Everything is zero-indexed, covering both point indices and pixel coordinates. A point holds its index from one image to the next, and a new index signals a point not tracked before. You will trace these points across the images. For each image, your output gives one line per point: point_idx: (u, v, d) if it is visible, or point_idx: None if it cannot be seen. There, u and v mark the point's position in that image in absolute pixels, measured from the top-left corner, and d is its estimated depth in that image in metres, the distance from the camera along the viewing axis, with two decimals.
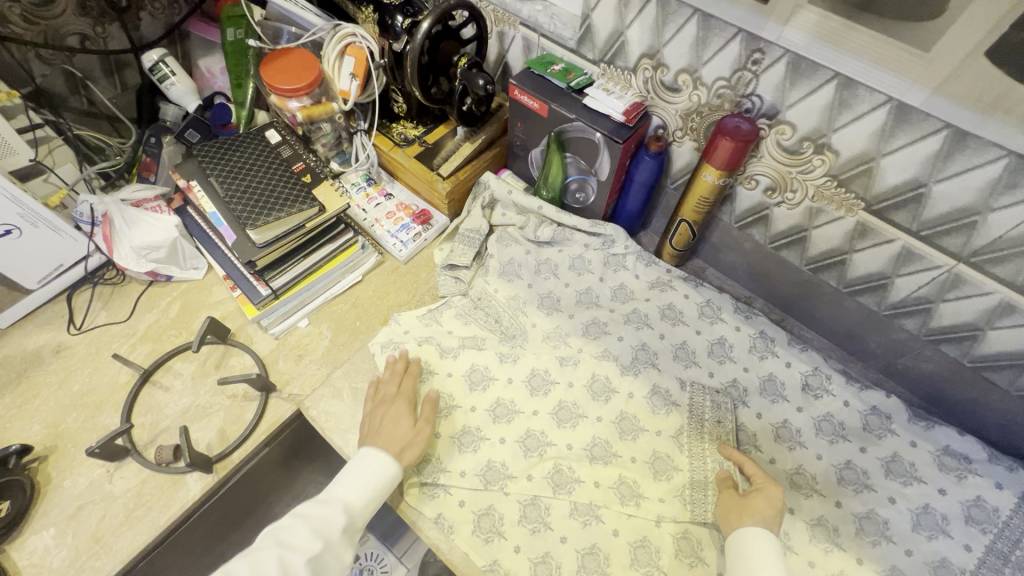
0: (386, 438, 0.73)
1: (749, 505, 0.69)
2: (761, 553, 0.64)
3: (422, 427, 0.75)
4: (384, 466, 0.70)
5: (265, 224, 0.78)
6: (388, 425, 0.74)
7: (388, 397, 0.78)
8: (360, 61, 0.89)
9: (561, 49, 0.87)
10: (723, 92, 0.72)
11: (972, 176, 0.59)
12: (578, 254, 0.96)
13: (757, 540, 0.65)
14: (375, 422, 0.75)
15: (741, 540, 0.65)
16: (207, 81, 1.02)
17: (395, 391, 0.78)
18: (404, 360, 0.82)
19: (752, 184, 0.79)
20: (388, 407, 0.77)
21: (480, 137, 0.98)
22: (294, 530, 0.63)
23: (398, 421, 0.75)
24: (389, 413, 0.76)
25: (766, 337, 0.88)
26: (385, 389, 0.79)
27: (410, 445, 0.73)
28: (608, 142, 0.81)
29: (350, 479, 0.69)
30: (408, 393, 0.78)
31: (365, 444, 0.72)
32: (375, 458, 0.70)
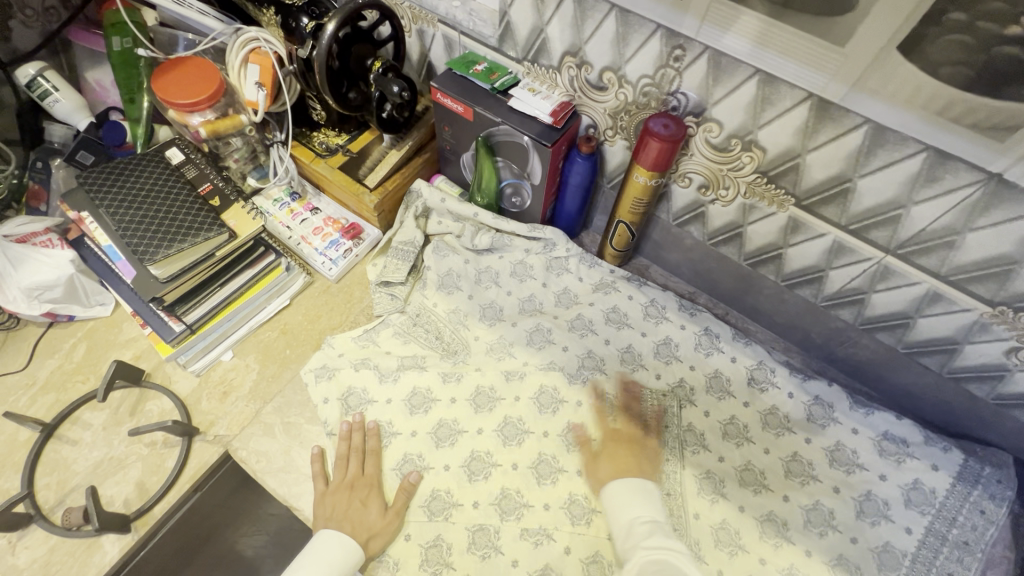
0: (354, 522, 0.69)
1: (603, 461, 0.75)
2: (631, 497, 0.69)
3: (393, 514, 0.71)
4: (351, 553, 0.66)
5: (166, 258, 0.71)
6: (353, 511, 0.70)
7: (352, 475, 0.73)
8: (266, 69, 0.81)
9: (484, 47, 0.82)
10: (648, 89, 0.69)
11: (893, 170, 0.58)
12: (519, 259, 0.92)
13: (628, 487, 0.70)
14: (338, 505, 0.70)
15: (610, 493, 0.70)
16: (99, 95, 0.92)
17: (360, 470, 0.74)
18: (361, 432, 0.77)
19: (686, 182, 0.77)
20: (352, 489, 0.72)
21: (407, 143, 0.92)
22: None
23: (365, 505, 0.71)
24: (355, 496, 0.72)
25: (711, 334, 0.87)
26: (347, 466, 0.74)
27: (381, 532, 0.70)
28: (537, 146, 0.77)
29: (312, 562, 0.64)
30: (373, 474, 0.74)
31: (328, 529, 0.67)
32: (341, 544, 0.66)
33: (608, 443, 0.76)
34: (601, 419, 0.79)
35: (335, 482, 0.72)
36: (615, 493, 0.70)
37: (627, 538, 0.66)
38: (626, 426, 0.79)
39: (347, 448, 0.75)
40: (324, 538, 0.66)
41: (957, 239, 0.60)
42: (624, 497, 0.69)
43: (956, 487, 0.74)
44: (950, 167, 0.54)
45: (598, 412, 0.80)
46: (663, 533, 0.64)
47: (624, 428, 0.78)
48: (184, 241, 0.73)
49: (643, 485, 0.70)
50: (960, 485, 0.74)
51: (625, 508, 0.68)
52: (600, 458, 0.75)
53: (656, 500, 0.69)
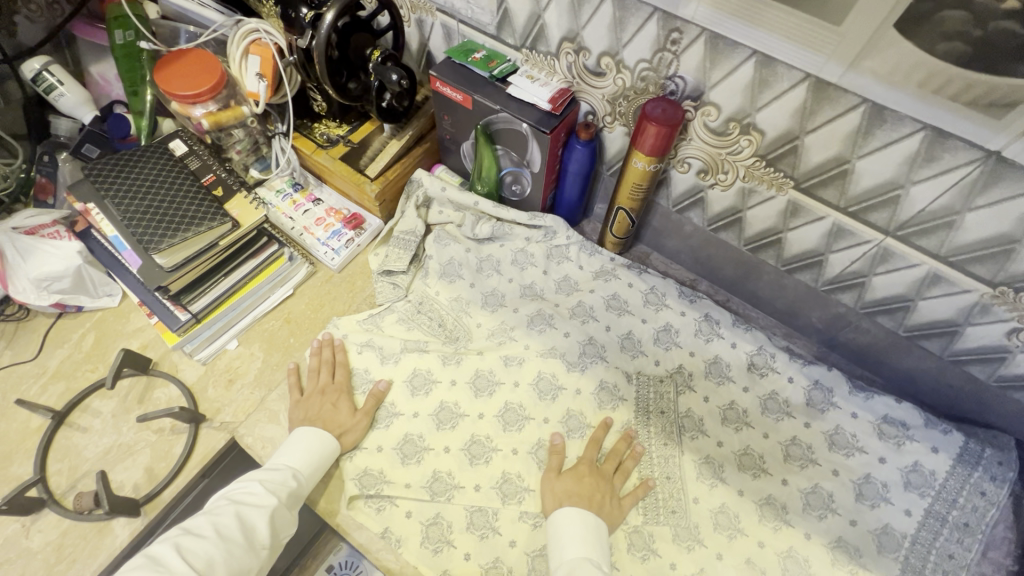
0: (326, 421, 0.75)
1: (579, 485, 0.72)
2: (577, 535, 0.67)
3: (362, 415, 0.77)
4: (327, 443, 0.72)
5: (171, 247, 0.73)
6: (325, 412, 0.75)
7: (322, 382, 0.78)
8: (267, 60, 0.82)
9: (482, 35, 0.82)
10: (646, 74, 0.69)
11: (891, 151, 0.58)
12: (521, 247, 0.93)
13: (580, 523, 0.68)
14: (311, 410, 0.75)
15: (558, 524, 0.68)
16: (103, 87, 0.92)
17: (330, 379, 0.79)
18: (331, 347, 0.82)
19: (685, 167, 0.77)
20: (324, 395, 0.77)
21: (407, 133, 0.93)
22: (250, 489, 0.64)
23: (336, 406, 0.76)
24: (327, 401, 0.77)
25: (711, 320, 0.88)
26: (318, 376, 0.79)
27: (353, 428, 0.75)
28: (536, 132, 0.77)
29: (293, 449, 0.70)
30: (342, 381, 0.79)
31: (303, 427, 0.73)
32: (318, 437, 0.72)
33: (585, 470, 0.74)
34: (592, 445, 0.77)
35: (308, 391, 0.78)
36: (565, 525, 0.68)
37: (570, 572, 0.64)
38: (610, 463, 0.76)
39: (318, 362, 0.80)
40: (299, 434, 0.72)
41: (957, 219, 0.60)
42: (569, 534, 0.67)
43: (957, 470, 0.74)
44: (948, 146, 0.54)
45: (597, 438, 0.77)
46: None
47: (607, 463, 0.76)
48: (189, 230, 0.74)
49: (597, 528, 0.68)
50: (961, 467, 0.74)
51: (565, 543, 0.66)
52: (565, 479, 0.73)
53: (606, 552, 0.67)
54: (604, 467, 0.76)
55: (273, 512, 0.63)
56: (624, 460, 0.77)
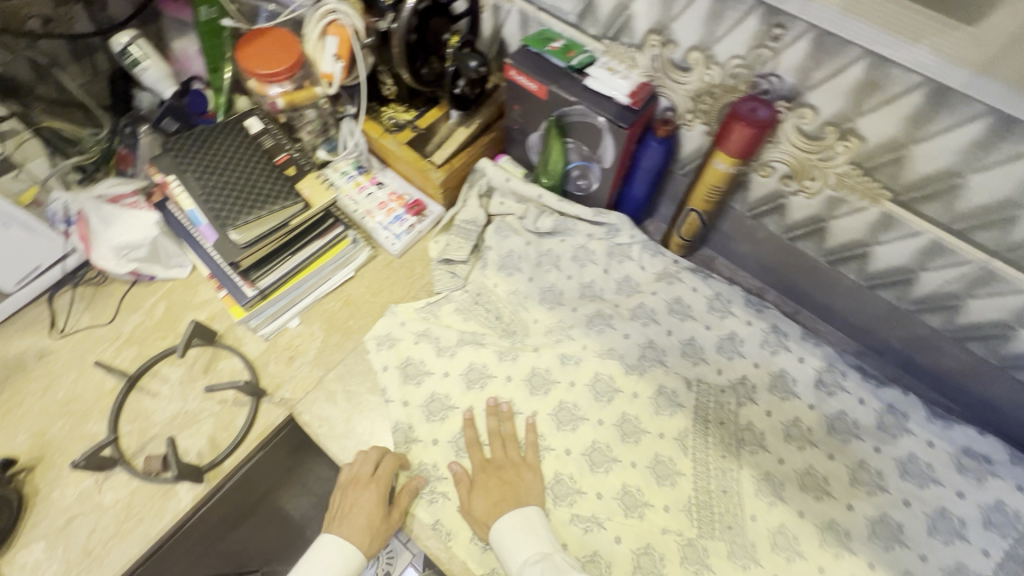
0: (352, 527, 0.70)
1: (478, 495, 0.71)
2: (520, 537, 0.67)
3: (397, 514, 0.71)
4: (349, 556, 0.69)
5: (246, 224, 0.74)
6: (354, 516, 0.70)
7: (359, 474, 0.72)
8: (343, 41, 0.81)
9: (562, 24, 0.80)
10: (738, 71, 0.66)
11: (1014, 166, 0.53)
12: (582, 244, 0.90)
13: (515, 522, 0.68)
14: (342, 507, 0.72)
15: (498, 539, 0.67)
16: (184, 63, 0.94)
17: (369, 470, 0.72)
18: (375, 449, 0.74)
19: (768, 171, 0.73)
20: (355, 491, 0.71)
21: (475, 121, 0.92)
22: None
23: (362, 507, 0.70)
24: (354, 496, 0.71)
25: (778, 332, 0.84)
26: (358, 466, 0.73)
27: (380, 531, 0.70)
28: (613, 127, 0.75)
29: (313, 569, 0.69)
30: (380, 481, 0.71)
31: (330, 536, 0.71)
32: (341, 549, 0.70)
33: (480, 477, 0.73)
34: (474, 446, 0.75)
35: (345, 482, 0.73)
36: (504, 532, 0.67)
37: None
38: (500, 450, 0.75)
39: (366, 454, 0.74)
40: (326, 543, 0.70)
41: None
42: (512, 538, 0.67)
43: None
44: None
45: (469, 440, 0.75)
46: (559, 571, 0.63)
47: (494, 450, 0.75)
48: (264, 208, 0.75)
49: (528, 517, 0.69)
50: None
51: (515, 547, 0.66)
52: (474, 494, 0.72)
53: (546, 533, 0.68)
54: (495, 457, 0.74)
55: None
56: (507, 445, 0.76)
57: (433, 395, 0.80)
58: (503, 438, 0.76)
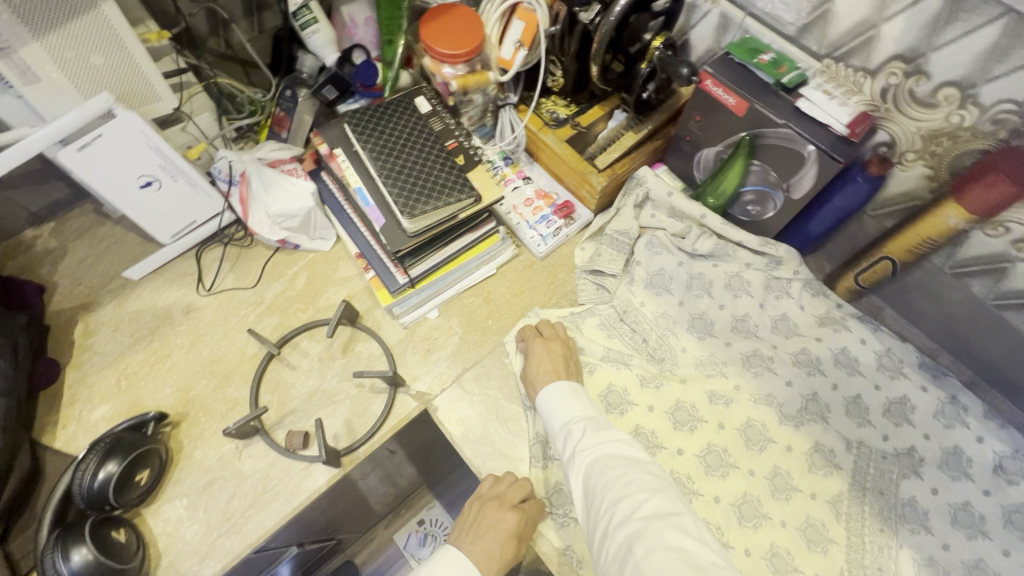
0: (481, 551, 0.66)
1: (535, 364, 0.73)
2: (565, 400, 0.67)
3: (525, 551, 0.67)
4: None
5: (423, 214, 0.69)
6: (486, 542, 0.66)
7: (505, 496, 0.68)
8: (530, 27, 0.77)
9: (773, 35, 0.73)
10: (1004, 117, 0.58)
11: None
12: (736, 272, 0.84)
13: (562, 388, 0.69)
14: (475, 525, 0.68)
15: (543, 400, 0.69)
16: (348, 30, 0.89)
17: (514, 496, 0.68)
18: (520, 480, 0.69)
19: (999, 231, 0.64)
20: (495, 513, 0.66)
21: (646, 127, 0.85)
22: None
23: (500, 535, 0.66)
24: (494, 518, 0.66)
25: (956, 405, 0.76)
26: (502, 488, 0.69)
27: (503, 562, 0.66)
28: (824, 158, 0.68)
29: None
30: (523, 516, 0.67)
31: (455, 552, 0.66)
32: (462, 569, 0.65)
33: (537, 346, 0.74)
34: (529, 326, 0.78)
35: (485, 498, 0.69)
36: (551, 396, 0.68)
37: (564, 436, 0.65)
38: (552, 331, 0.77)
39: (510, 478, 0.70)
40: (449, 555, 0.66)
41: None
42: (557, 401, 0.68)
43: None
44: None
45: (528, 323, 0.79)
46: (601, 429, 0.63)
47: (550, 332, 0.77)
48: (437, 200, 0.70)
49: (573, 385, 0.69)
50: None
51: (561, 411, 0.67)
52: (531, 364, 0.73)
53: (589, 402, 0.68)
54: (552, 338, 0.76)
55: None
56: (556, 325, 0.78)
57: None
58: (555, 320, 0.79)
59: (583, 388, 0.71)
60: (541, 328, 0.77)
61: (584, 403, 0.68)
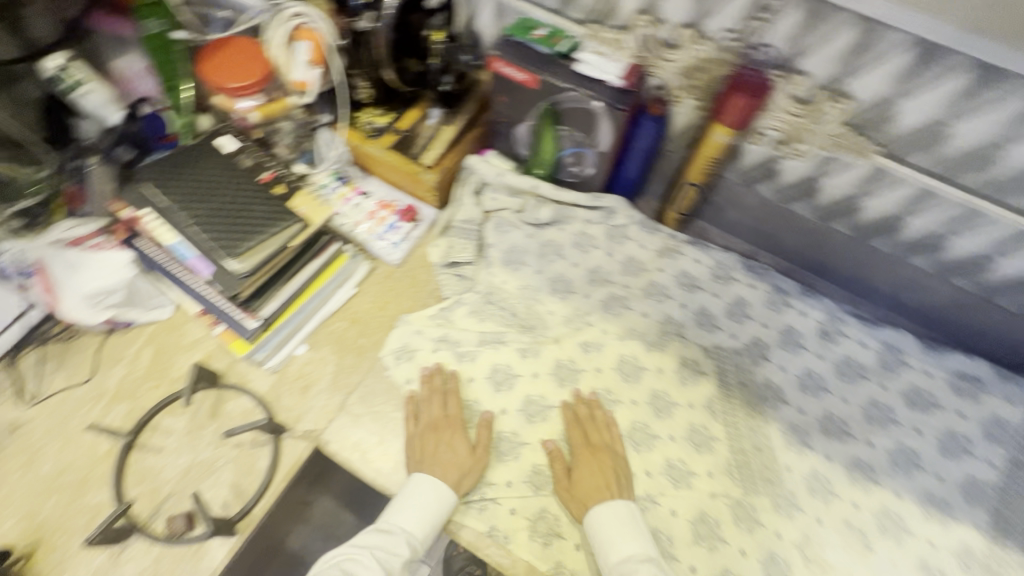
0: (444, 464, 0.70)
1: (586, 476, 0.71)
2: (626, 527, 0.67)
3: (480, 452, 0.73)
4: (444, 495, 0.69)
5: (248, 250, 0.68)
6: (444, 454, 0.71)
7: (435, 407, 0.76)
8: (316, 46, 0.77)
9: (542, 12, 0.80)
10: (730, 44, 0.68)
11: (996, 111, 0.58)
12: (581, 230, 0.91)
13: (616, 509, 0.68)
14: (427, 448, 0.72)
15: (597, 517, 0.68)
16: (127, 84, 0.81)
17: (443, 412, 0.75)
18: (441, 375, 0.78)
19: (760, 139, 0.76)
20: (438, 432, 0.73)
21: (461, 118, 0.89)
22: (359, 560, 0.64)
23: (452, 445, 0.72)
24: (441, 438, 0.73)
25: (780, 291, 0.88)
26: (431, 407, 0.75)
27: (465, 466, 0.71)
28: (611, 110, 0.75)
29: (409, 506, 0.68)
30: (456, 415, 0.75)
31: (420, 473, 0.69)
32: (434, 486, 0.69)
33: (586, 460, 0.72)
34: (574, 427, 0.75)
35: (423, 424, 0.74)
36: (604, 524, 0.67)
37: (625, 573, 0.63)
38: (595, 436, 0.75)
39: (428, 391, 0.77)
40: (416, 479, 0.69)
41: None
42: (611, 529, 0.67)
43: None
44: None
45: (571, 418, 0.76)
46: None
47: (595, 436, 0.75)
48: (260, 233, 0.69)
49: (629, 509, 0.69)
50: None
51: (618, 542, 0.66)
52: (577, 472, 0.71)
53: (647, 534, 0.68)
54: (595, 444, 0.74)
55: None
56: (603, 429, 0.75)
57: (470, 405, 0.78)
58: (599, 420, 0.76)
59: (637, 508, 0.70)
60: (584, 412, 0.77)
61: (643, 541, 0.66)
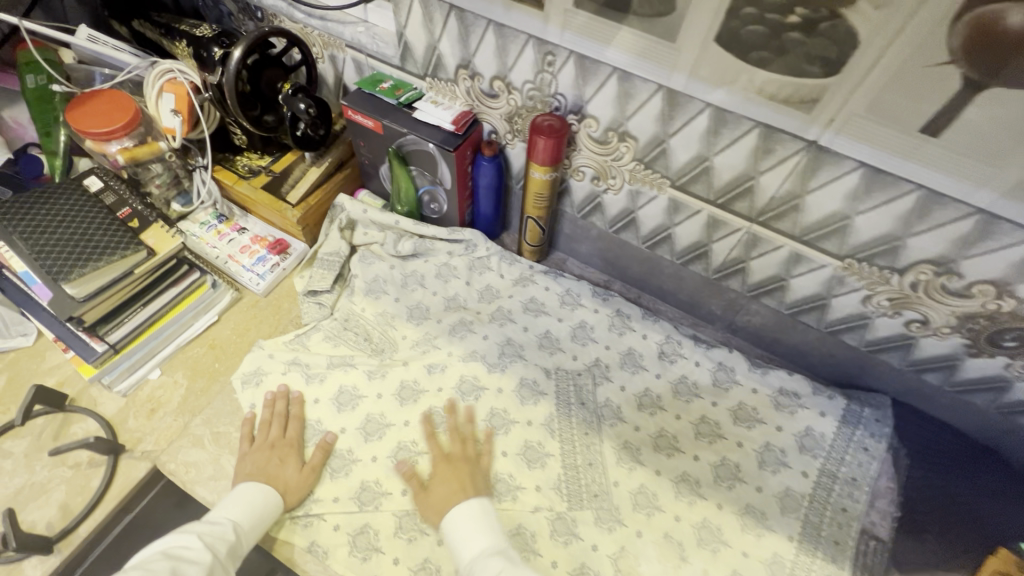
0: (271, 476, 0.73)
1: (438, 486, 0.73)
2: (471, 523, 0.68)
3: (309, 470, 0.76)
4: (271, 498, 0.71)
5: (82, 276, 0.72)
6: (272, 468, 0.74)
7: (275, 424, 0.79)
8: (180, 96, 0.86)
9: (389, 67, 0.89)
10: (533, 93, 0.77)
11: (738, 146, 0.66)
12: (443, 261, 0.98)
13: (466, 511, 0.70)
14: (258, 462, 0.74)
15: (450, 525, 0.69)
16: (16, 132, 0.89)
17: (280, 433, 0.78)
18: (285, 399, 0.81)
19: (580, 175, 0.85)
20: (273, 448, 0.76)
21: (327, 160, 0.97)
22: (185, 543, 0.61)
23: (284, 462, 0.75)
24: (274, 455, 0.75)
25: (622, 315, 0.94)
26: (269, 429, 0.78)
27: (294, 483, 0.74)
28: (442, 151, 0.84)
29: (235, 502, 0.69)
30: (293, 438, 0.78)
31: (247, 481, 0.71)
32: (261, 490, 0.71)
33: (449, 464, 0.76)
34: (431, 441, 0.78)
35: (258, 442, 0.77)
36: (457, 520, 0.69)
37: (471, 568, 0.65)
38: (461, 448, 0.78)
39: (270, 413, 0.79)
40: (245, 485, 0.71)
41: (799, 202, 0.68)
42: (466, 528, 0.68)
43: (843, 431, 0.81)
44: (779, 139, 0.63)
45: (429, 434, 0.79)
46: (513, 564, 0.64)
47: (457, 447, 0.78)
48: (99, 260, 0.74)
49: (477, 505, 0.70)
50: (845, 427, 0.81)
51: (466, 539, 0.67)
52: (431, 486, 0.73)
53: (498, 528, 0.69)
54: (456, 454, 0.77)
55: (211, 566, 0.60)
56: (463, 443, 0.79)
57: (311, 425, 0.81)
58: (463, 434, 0.79)
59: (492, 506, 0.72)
60: (457, 425, 0.80)
61: (496, 535, 0.68)
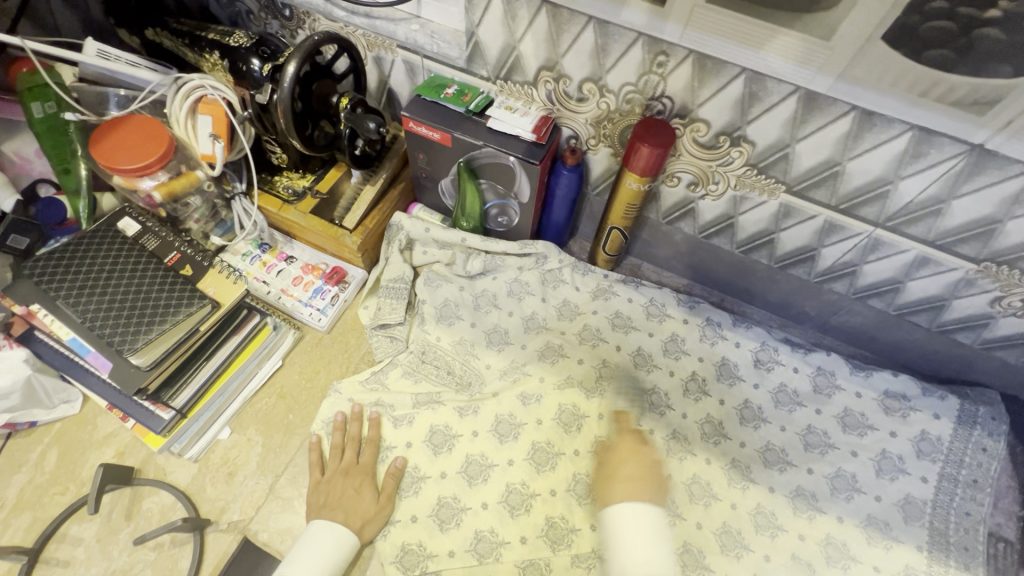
0: (347, 511, 0.68)
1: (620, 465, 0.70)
2: (638, 529, 0.61)
3: (385, 498, 0.71)
4: (345, 541, 0.65)
5: (147, 344, 0.66)
6: (348, 501, 0.69)
7: (347, 452, 0.73)
8: (220, 119, 0.74)
9: (451, 69, 0.79)
10: (632, 96, 0.69)
11: (882, 150, 0.60)
12: (514, 277, 0.90)
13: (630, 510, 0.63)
14: (332, 493, 0.70)
15: (612, 515, 0.63)
16: (21, 168, 0.76)
17: (354, 458, 0.73)
18: (359, 420, 0.76)
19: (674, 181, 0.78)
20: (347, 476, 0.72)
21: (380, 177, 0.87)
22: None
23: (359, 492, 0.70)
24: (349, 485, 0.71)
25: (713, 324, 0.88)
26: (342, 455, 0.73)
27: (370, 515, 0.69)
28: (526, 164, 0.75)
29: (305, 555, 0.63)
30: (368, 464, 0.73)
31: (320, 520, 0.66)
32: (333, 534, 0.65)
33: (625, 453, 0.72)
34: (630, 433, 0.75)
35: (330, 471, 0.72)
36: (622, 511, 0.63)
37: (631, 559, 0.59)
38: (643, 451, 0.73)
39: (342, 436, 0.74)
40: (317, 527, 0.65)
41: (944, 207, 0.63)
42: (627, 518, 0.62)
43: (959, 432, 0.79)
44: (935, 143, 0.57)
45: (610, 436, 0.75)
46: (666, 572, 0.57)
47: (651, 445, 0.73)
48: (162, 323, 0.68)
49: (657, 521, 0.62)
50: (961, 429, 0.79)
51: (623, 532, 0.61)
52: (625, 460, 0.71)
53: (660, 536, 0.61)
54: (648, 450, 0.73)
55: None
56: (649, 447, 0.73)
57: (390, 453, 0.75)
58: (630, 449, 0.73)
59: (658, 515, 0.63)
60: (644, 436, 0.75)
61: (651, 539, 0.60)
